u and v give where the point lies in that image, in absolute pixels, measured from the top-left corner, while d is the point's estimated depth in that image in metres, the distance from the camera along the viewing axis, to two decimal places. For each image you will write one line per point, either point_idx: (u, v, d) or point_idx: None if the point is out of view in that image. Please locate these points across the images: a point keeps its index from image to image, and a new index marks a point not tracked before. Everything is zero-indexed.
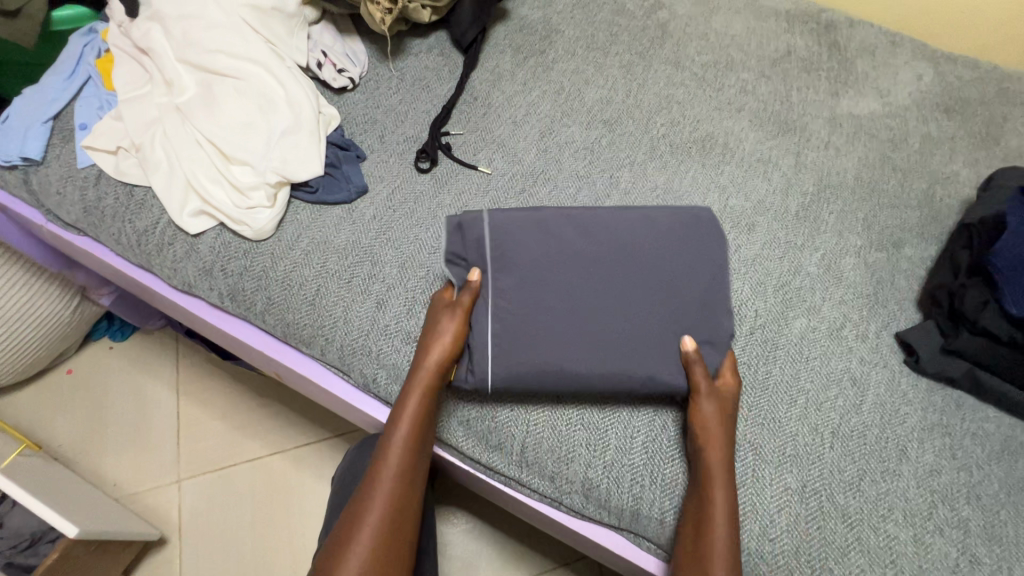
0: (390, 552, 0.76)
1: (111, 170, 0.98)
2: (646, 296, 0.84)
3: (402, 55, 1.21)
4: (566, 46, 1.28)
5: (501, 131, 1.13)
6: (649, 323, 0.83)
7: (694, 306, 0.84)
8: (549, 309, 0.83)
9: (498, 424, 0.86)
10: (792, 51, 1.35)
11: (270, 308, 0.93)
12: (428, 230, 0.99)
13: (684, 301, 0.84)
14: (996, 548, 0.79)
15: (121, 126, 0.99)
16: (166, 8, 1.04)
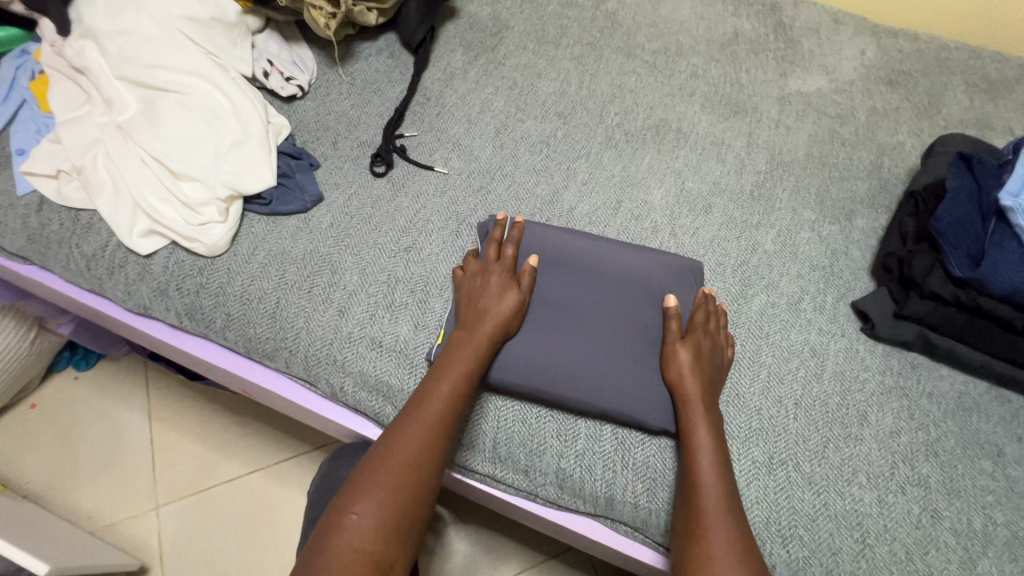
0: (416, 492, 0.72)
1: (53, 196, 0.95)
2: (611, 280, 0.89)
3: (351, 60, 1.20)
4: (517, 42, 1.28)
5: (457, 130, 1.13)
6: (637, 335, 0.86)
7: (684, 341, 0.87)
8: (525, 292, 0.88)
9: (481, 417, 0.86)
10: (740, 34, 1.38)
11: (230, 324, 0.92)
12: (387, 235, 0.98)
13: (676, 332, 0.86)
14: (955, 502, 0.82)
15: (61, 149, 0.96)
16: (99, 25, 1.00)
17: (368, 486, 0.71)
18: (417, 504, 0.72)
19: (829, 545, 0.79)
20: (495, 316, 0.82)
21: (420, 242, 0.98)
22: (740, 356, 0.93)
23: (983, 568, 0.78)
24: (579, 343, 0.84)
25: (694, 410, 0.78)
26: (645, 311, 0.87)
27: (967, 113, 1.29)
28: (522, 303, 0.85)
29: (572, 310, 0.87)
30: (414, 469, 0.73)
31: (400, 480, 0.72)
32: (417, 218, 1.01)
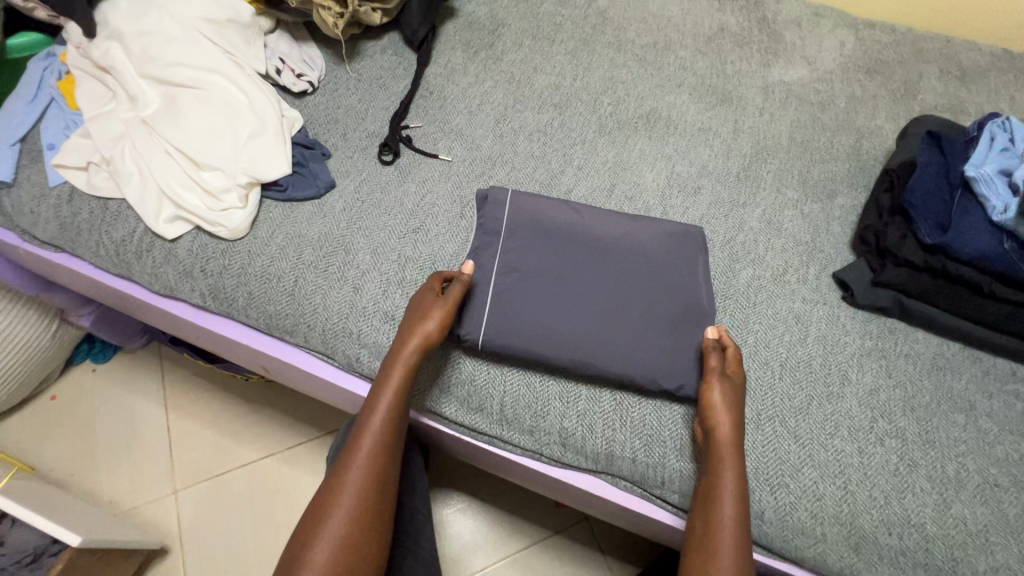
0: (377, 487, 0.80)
1: (83, 186, 1.01)
2: (607, 251, 0.96)
3: (357, 57, 1.27)
4: (514, 38, 1.35)
5: (459, 121, 1.20)
6: (633, 301, 0.92)
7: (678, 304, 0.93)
8: (528, 263, 0.94)
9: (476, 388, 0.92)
10: (725, 28, 1.45)
11: (252, 302, 0.98)
12: (397, 218, 1.05)
13: (669, 297, 0.93)
14: (931, 451, 0.89)
15: (90, 142, 1.03)
16: (123, 26, 1.07)
17: (337, 492, 0.79)
18: (381, 500, 0.81)
19: (813, 492, 0.85)
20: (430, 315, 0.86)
21: (428, 224, 1.05)
22: (729, 324, 1.00)
23: (955, 510, 0.84)
24: (577, 309, 0.91)
25: (721, 449, 0.80)
26: (636, 278, 0.94)
27: (941, 98, 1.36)
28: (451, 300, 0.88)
29: (573, 279, 0.93)
30: (369, 484, 0.80)
31: (359, 490, 0.79)
32: (424, 202, 1.07)
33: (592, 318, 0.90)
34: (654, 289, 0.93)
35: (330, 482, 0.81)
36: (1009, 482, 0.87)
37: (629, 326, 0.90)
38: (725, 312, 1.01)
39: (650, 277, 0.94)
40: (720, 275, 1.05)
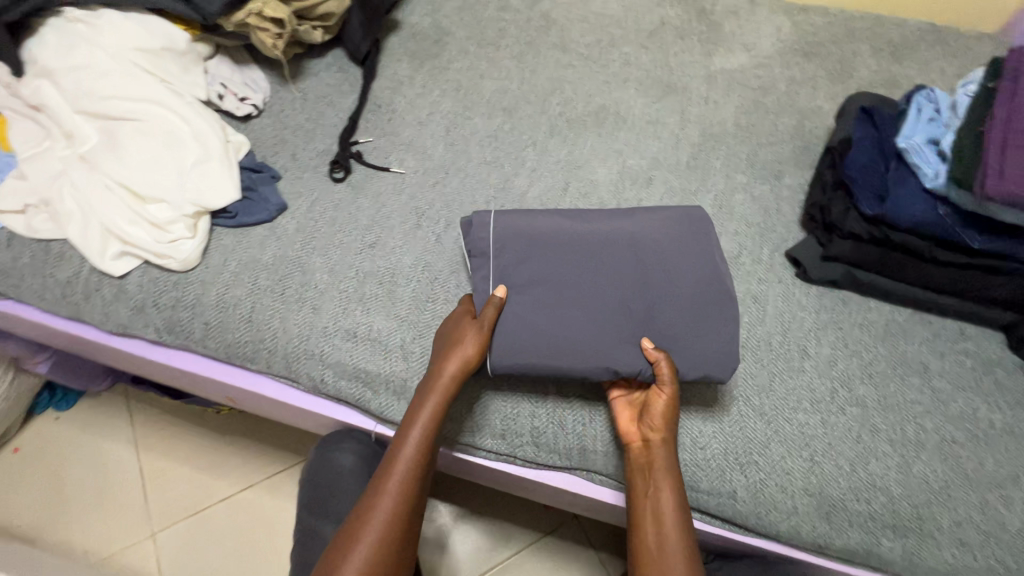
0: (401, 526, 0.81)
1: (22, 231, 0.98)
2: (612, 249, 0.92)
3: (300, 76, 1.26)
4: (457, 47, 1.35)
5: (408, 134, 1.19)
6: (652, 297, 0.89)
7: (699, 292, 0.90)
8: (537, 276, 0.90)
9: (499, 408, 0.91)
10: (665, 22, 1.48)
11: (209, 332, 0.96)
12: (351, 235, 1.04)
13: (687, 287, 0.90)
14: (891, 416, 0.92)
15: (26, 185, 0.99)
16: (54, 64, 1.05)
17: (361, 531, 0.80)
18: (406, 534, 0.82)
19: (781, 466, 0.88)
20: (462, 357, 0.84)
21: (382, 239, 1.04)
22: None
23: (918, 471, 0.88)
24: (596, 315, 0.88)
25: (653, 465, 0.83)
26: (647, 273, 0.91)
27: (876, 75, 1.41)
28: (484, 337, 0.85)
29: (588, 285, 0.90)
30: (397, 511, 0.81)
31: (391, 516, 0.81)
32: (379, 215, 1.07)
33: (614, 321, 0.88)
34: (668, 280, 0.90)
35: (353, 518, 0.82)
36: (965, 438, 0.91)
37: (652, 325, 0.89)
38: None
39: (661, 268, 0.91)
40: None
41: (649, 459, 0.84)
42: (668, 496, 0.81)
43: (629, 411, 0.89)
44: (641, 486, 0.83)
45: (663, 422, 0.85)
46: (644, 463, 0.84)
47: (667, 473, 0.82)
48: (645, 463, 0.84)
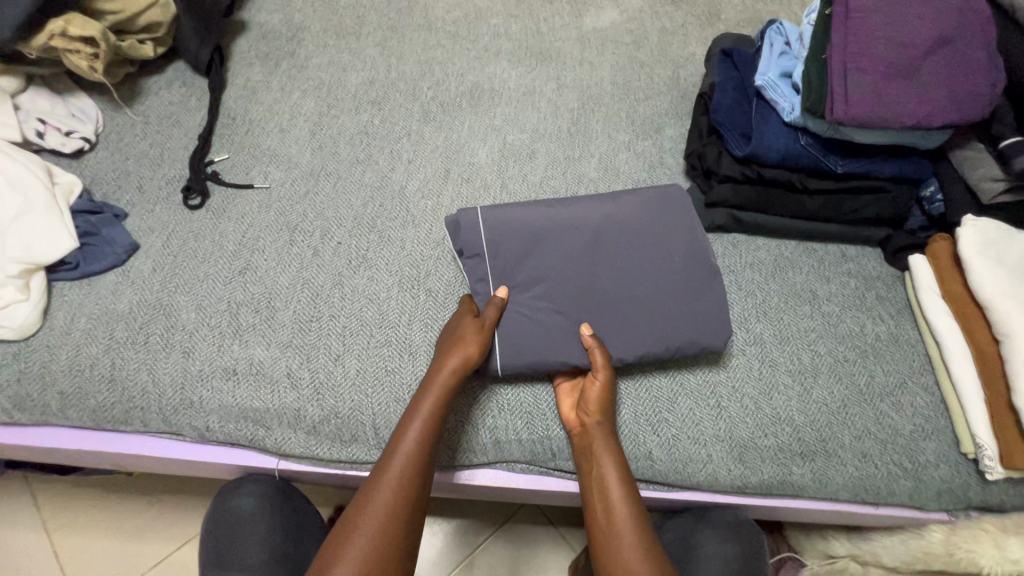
0: (400, 526, 0.68)
1: (55, 142, 0.93)
2: (595, 242, 0.83)
3: (414, 28, 1.22)
4: (583, 21, 1.26)
5: (517, 95, 1.13)
6: (659, 294, 0.82)
7: (680, 283, 0.82)
8: (531, 268, 0.82)
9: (634, 418, 0.80)
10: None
11: (223, 235, 0.89)
12: (435, 180, 1.00)
13: (671, 280, 0.82)
14: (972, 465, 0.80)
15: (66, 108, 0.97)
16: None
17: (353, 533, 0.67)
18: (405, 544, 0.68)
19: (832, 494, 0.80)
20: (463, 361, 0.75)
21: (465, 189, 1.00)
22: (752, 318, 0.89)
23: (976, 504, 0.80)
24: (650, 315, 0.81)
25: (593, 451, 0.74)
26: (640, 277, 0.82)
27: None
28: (482, 338, 0.77)
29: (573, 285, 0.81)
30: (394, 512, 0.68)
31: (389, 515, 0.68)
32: (432, 149, 1.03)
33: (653, 334, 0.80)
34: (671, 288, 0.82)
35: (352, 507, 0.69)
36: None
37: (660, 317, 0.81)
38: (749, 303, 0.90)
39: (662, 271, 0.82)
40: (775, 265, 0.93)
41: (589, 444, 0.75)
42: (607, 486, 0.73)
43: (571, 399, 0.81)
44: (587, 473, 0.75)
45: (601, 407, 0.76)
46: (586, 448, 0.76)
47: (612, 464, 0.74)
48: (585, 448, 0.76)
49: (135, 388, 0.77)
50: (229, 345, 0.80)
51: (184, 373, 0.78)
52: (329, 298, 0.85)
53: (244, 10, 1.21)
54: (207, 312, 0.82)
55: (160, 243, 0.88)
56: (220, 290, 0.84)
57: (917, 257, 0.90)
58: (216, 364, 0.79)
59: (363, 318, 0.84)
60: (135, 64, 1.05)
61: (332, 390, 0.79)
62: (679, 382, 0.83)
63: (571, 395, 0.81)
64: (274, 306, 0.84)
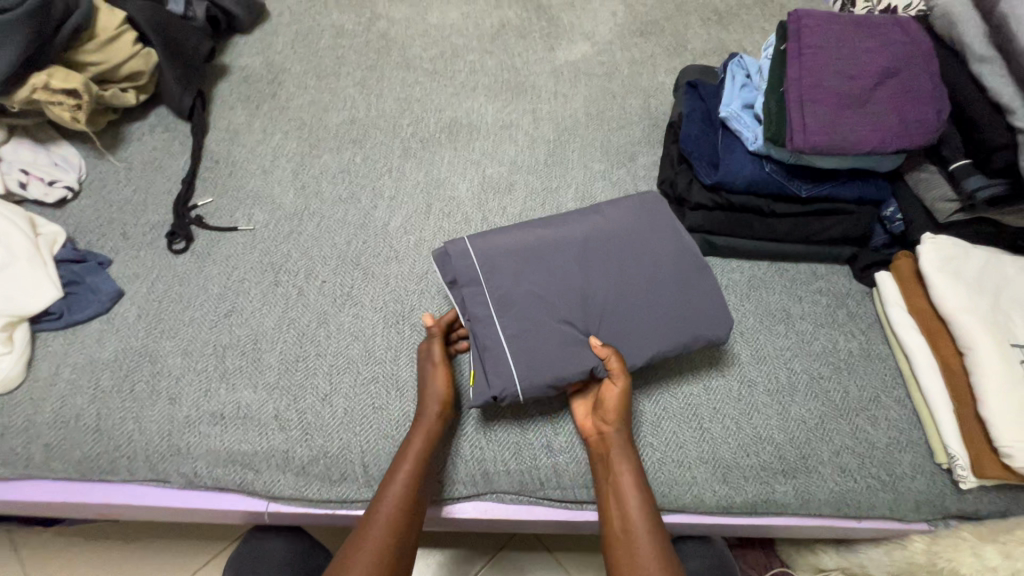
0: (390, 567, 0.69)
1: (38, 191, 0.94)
2: (587, 252, 0.85)
3: (392, 67, 1.26)
4: (556, 54, 1.31)
5: (494, 129, 1.16)
6: (658, 293, 0.84)
7: (676, 280, 0.84)
8: (531, 284, 0.82)
9: None
10: (638, 31, 1.36)
11: (209, 278, 0.90)
12: (417, 215, 1.02)
13: (667, 278, 0.84)
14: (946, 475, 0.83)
15: (52, 159, 0.98)
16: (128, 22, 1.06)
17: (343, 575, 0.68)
18: None
19: (815, 510, 0.82)
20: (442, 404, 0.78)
21: (447, 222, 1.02)
22: (730, 339, 0.91)
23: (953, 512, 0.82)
24: (654, 314, 0.82)
25: (610, 456, 0.77)
26: (637, 280, 0.84)
27: None
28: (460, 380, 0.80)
29: (572, 295, 0.82)
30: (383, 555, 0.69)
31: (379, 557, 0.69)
32: (412, 185, 1.06)
33: (655, 336, 0.81)
34: (665, 289, 0.84)
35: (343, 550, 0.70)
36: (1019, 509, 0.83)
37: (665, 316, 0.82)
38: (727, 324, 0.93)
39: (657, 271, 0.85)
40: (749, 286, 0.97)
41: (608, 450, 0.77)
42: (624, 492, 0.74)
43: (588, 410, 0.83)
44: (605, 480, 0.76)
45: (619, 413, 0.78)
46: (605, 455, 0.78)
47: (629, 473, 0.75)
48: (604, 456, 0.78)
49: (121, 437, 0.77)
50: (216, 390, 0.81)
51: (171, 420, 0.79)
52: (315, 337, 0.87)
53: (225, 53, 1.23)
54: (192, 357, 0.83)
55: (145, 289, 0.88)
56: (206, 334, 0.85)
57: (883, 273, 0.94)
58: (203, 409, 0.80)
59: (349, 355, 0.86)
60: (118, 111, 1.06)
61: (320, 430, 0.80)
62: (662, 407, 0.85)
63: (587, 406, 0.83)
64: (260, 347, 0.85)
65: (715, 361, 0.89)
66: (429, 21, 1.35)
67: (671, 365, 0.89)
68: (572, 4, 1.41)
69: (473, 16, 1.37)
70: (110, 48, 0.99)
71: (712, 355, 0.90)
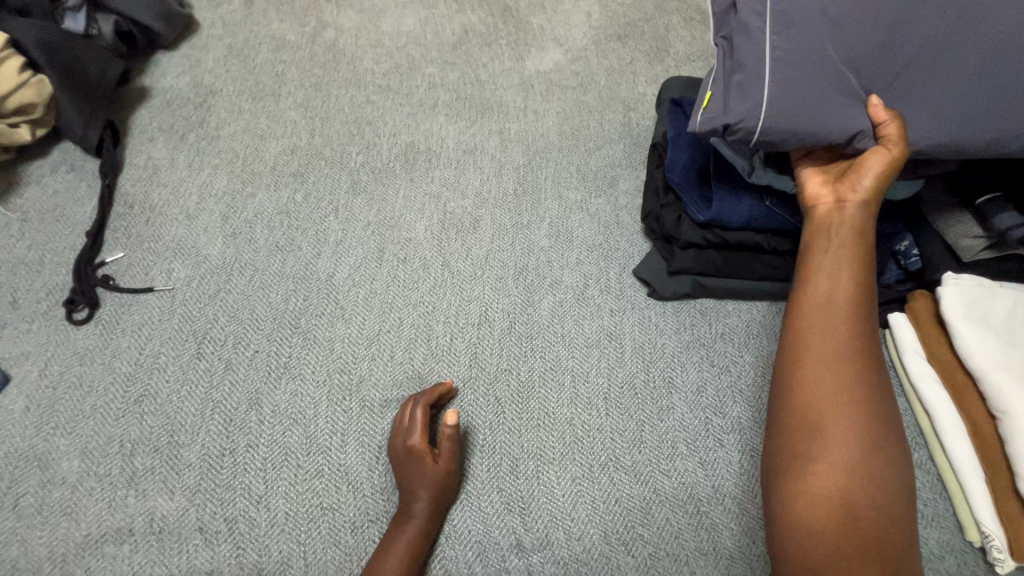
0: None
1: None
2: None
3: (339, 83, 1.09)
4: (526, 64, 1.16)
5: (456, 155, 1.01)
6: (969, 81, 0.62)
7: (995, 59, 0.61)
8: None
9: (608, 539, 0.70)
10: (619, 35, 1.22)
11: (117, 355, 0.76)
12: (368, 263, 0.88)
13: (987, 65, 0.61)
14: (975, 555, 0.72)
15: None
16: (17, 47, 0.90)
17: None
18: None
19: None
20: (423, 516, 0.67)
21: (402, 270, 0.87)
22: (729, 400, 0.80)
23: None
24: (950, 116, 0.62)
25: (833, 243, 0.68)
26: (954, 39, 0.63)
27: None
28: (442, 485, 0.68)
29: (879, 41, 0.62)
30: None
31: None
32: (360, 227, 0.91)
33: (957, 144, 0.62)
34: (983, 70, 0.62)
35: None
36: None
37: (966, 104, 0.62)
38: (723, 381, 0.81)
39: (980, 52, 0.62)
40: (747, 332, 0.85)
41: (832, 227, 0.68)
42: (834, 285, 0.68)
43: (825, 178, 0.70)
44: (819, 256, 0.69)
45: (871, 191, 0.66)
46: (829, 221, 0.69)
47: (852, 269, 0.68)
48: (827, 229, 0.69)
49: (2, 566, 0.63)
50: (123, 499, 0.67)
51: (67, 541, 0.65)
52: (245, 423, 0.73)
53: (145, 73, 1.06)
54: (94, 458, 0.69)
55: (38, 371, 0.74)
56: (112, 427, 0.71)
57: (897, 314, 0.82)
58: (106, 525, 0.66)
59: (287, 445, 0.72)
60: (11, 150, 0.90)
61: (253, 541, 0.67)
62: (651, 489, 0.73)
63: (827, 174, 0.70)
64: (178, 441, 0.71)
65: (713, 428, 0.78)
66: (382, 28, 1.19)
67: (659, 436, 0.77)
68: (543, 6, 1.26)
69: (432, 21, 1.21)
70: None
71: (710, 420, 0.78)
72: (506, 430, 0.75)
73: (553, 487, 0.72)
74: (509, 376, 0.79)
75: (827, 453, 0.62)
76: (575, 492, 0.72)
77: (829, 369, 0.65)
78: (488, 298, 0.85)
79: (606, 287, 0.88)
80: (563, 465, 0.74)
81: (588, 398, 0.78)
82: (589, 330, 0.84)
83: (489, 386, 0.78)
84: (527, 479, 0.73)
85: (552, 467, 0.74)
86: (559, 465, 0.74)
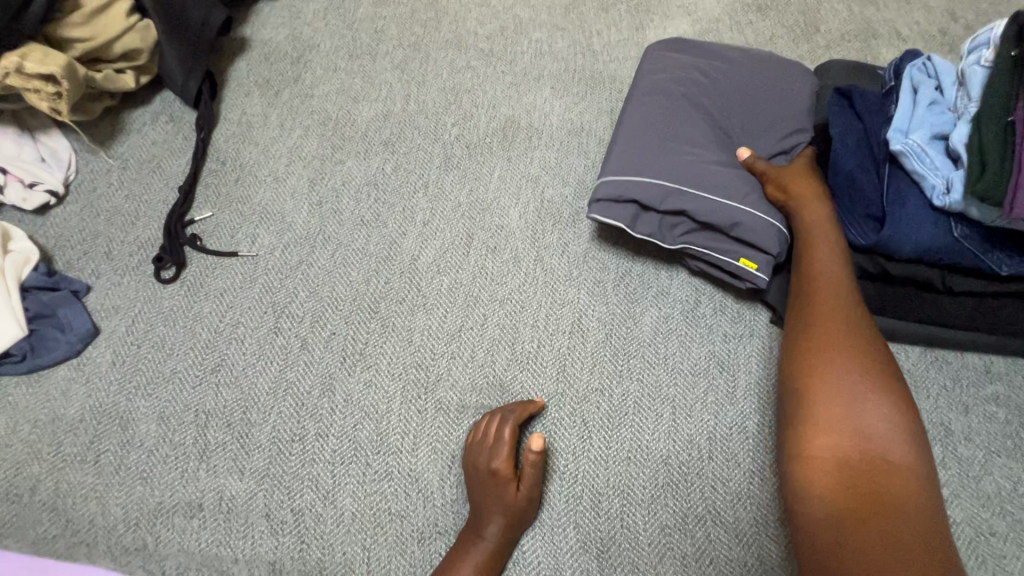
0: None
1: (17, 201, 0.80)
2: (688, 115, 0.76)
3: (438, 45, 1.01)
4: (646, 34, 1.02)
5: (560, 134, 0.91)
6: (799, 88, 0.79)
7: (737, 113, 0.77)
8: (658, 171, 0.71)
9: None
10: (759, 5, 1.04)
11: (201, 319, 0.74)
12: (455, 249, 0.80)
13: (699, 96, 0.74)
14: None
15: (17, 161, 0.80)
16: None
17: None
18: None
19: None
20: (494, 543, 0.61)
21: (491, 260, 0.79)
22: None
23: None
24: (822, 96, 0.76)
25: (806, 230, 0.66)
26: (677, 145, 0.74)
27: None
28: (518, 512, 0.62)
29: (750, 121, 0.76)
30: None
31: None
32: (449, 207, 0.84)
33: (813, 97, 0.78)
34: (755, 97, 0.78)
35: None
36: None
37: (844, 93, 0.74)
38: None
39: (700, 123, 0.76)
40: None
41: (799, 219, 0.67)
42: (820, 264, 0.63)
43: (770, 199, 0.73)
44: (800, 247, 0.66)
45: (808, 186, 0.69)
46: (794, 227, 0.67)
47: (824, 261, 0.63)
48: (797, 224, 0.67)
49: (81, 521, 0.64)
50: (194, 472, 0.66)
51: (141, 506, 0.64)
52: (316, 410, 0.69)
53: (245, 22, 1.02)
54: (171, 424, 0.68)
55: (125, 327, 0.74)
56: (189, 395, 0.70)
57: None
58: (178, 496, 0.65)
59: (357, 439, 0.68)
60: (116, 96, 0.89)
61: (318, 537, 0.63)
62: (755, 555, 0.63)
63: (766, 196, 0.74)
64: (250, 419, 0.69)
65: None
66: None
67: (770, 493, 0.65)
68: None
69: None
70: (99, 19, 0.80)
71: None
72: (592, 459, 0.67)
73: (635, 529, 0.64)
74: (599, 397, 0.70)
75: (808, 460, 0.54)
76: (663, 541, 0.63)
77: (805, 360, 0.58)
78: (584, 303, 0.76)
79: (721, 308, 0.75)
80: (652, 506, 0.65)
81: (690, 437, 0.68)
82: (696, 356, 0.72)
83: (577, 406, 0.70)
84: (608, 515, 0.65)
85: (638, 507, 0.65)
86: (647, 507, 0.65)
